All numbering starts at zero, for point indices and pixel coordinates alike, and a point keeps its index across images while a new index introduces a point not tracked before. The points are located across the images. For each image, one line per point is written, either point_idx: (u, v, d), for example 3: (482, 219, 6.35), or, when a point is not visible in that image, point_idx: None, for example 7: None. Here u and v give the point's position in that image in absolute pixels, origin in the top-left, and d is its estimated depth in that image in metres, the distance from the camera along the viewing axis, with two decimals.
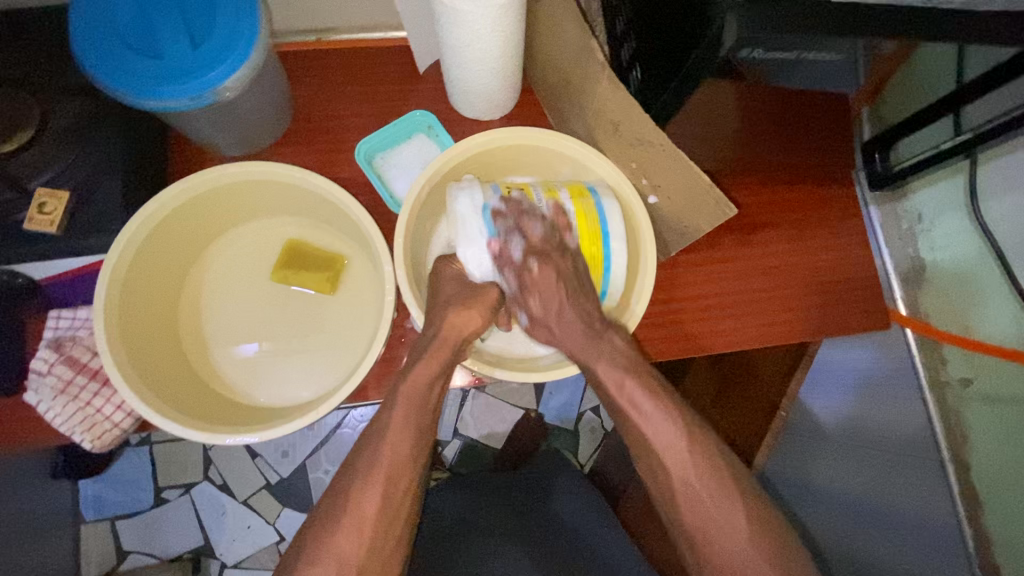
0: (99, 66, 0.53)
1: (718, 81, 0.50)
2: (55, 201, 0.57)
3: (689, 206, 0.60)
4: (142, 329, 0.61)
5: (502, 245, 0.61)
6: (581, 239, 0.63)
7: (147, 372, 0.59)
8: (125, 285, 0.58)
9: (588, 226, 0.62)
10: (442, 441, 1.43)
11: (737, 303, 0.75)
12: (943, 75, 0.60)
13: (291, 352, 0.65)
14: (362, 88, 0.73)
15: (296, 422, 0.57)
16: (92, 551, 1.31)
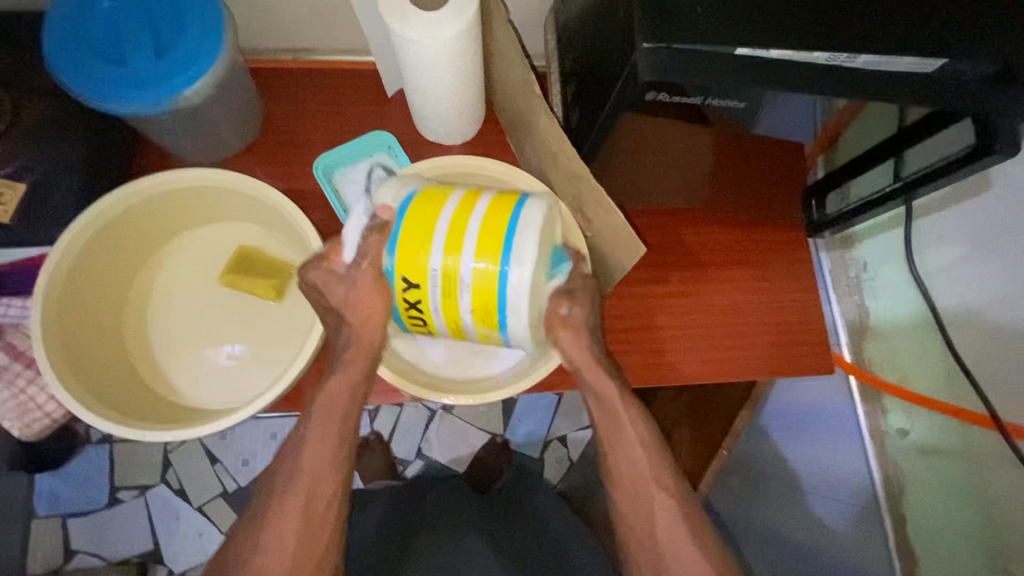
0: (67, 71, 0.56)
1: (637, 115, 0.52)
2: (12, 193, 0.60)
3: (615, 239, 0.61)
4: (82, 326, 0.62)
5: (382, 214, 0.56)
6: (469, 293, 0.52)
7: (81, 368, 0.60)
8: (66, 282, 0.60)
9: (475, 281, 0.52)
10: (405, 460, 1.43)
11: (683, 339, 0.77)
12: (885, 117, 0.57)
13: (231, 356, 0.66)
14: (329, 107, 0.76)
15: (227, 422, 0.59)
16: (41, 547, 1.30)
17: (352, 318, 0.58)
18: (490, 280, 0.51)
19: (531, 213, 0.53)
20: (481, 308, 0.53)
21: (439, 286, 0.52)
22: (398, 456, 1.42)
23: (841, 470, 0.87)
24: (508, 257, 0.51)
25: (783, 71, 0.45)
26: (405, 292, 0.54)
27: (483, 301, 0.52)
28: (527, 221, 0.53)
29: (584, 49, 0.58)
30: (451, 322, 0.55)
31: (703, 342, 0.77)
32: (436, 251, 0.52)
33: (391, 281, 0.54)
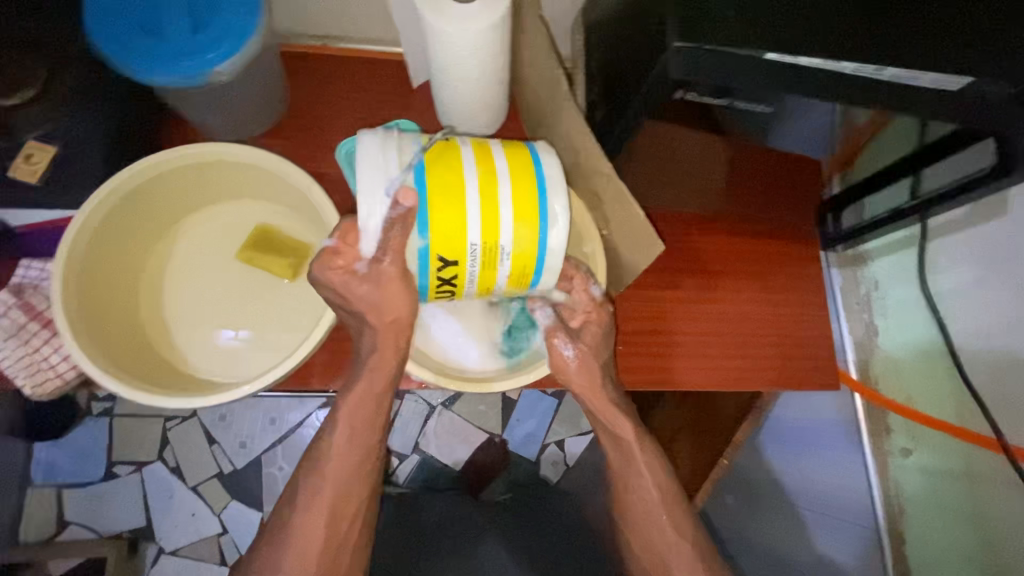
0: (104, 40, 0.57)
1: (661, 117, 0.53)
2: (42, 155, 0.61)
3: (631, 238, 0.61)
4: (101, 288, 0.63)
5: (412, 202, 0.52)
6: (510, 261, 0.56)
7: (98, 330, 0.61)
8: (90, 244, 0.61)
9: (516, 251, 0.56)
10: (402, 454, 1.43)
11: (689, 344, 0.77)
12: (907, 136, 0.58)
13: (244, 330, 0.67)
14: (355, 95, 0.77)
15: (234, 395, 0.59)
16: (34, 515, 1.30)
17: (366, 303, 0.59)
18: (529, 244, 0.56)
19: (551, 170, 0.57)
20: (521, 272, 0.58)
21: (480, 258, 0.55)
22: (394, 450, 1.42)
23: (844, 490, 0.87)
24: (546, 220, 0.55)
25: (815, 79, 0.46)
26: (441, 271, 0.56)
27: (522, 263, 0.57)
28: (550, 181, 0.56)
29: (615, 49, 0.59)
30: (485, 286, 0.59)
31: (708, 350, 0.77)
32: (475, 227, 0.54)
33: (426, 262, 0.55)
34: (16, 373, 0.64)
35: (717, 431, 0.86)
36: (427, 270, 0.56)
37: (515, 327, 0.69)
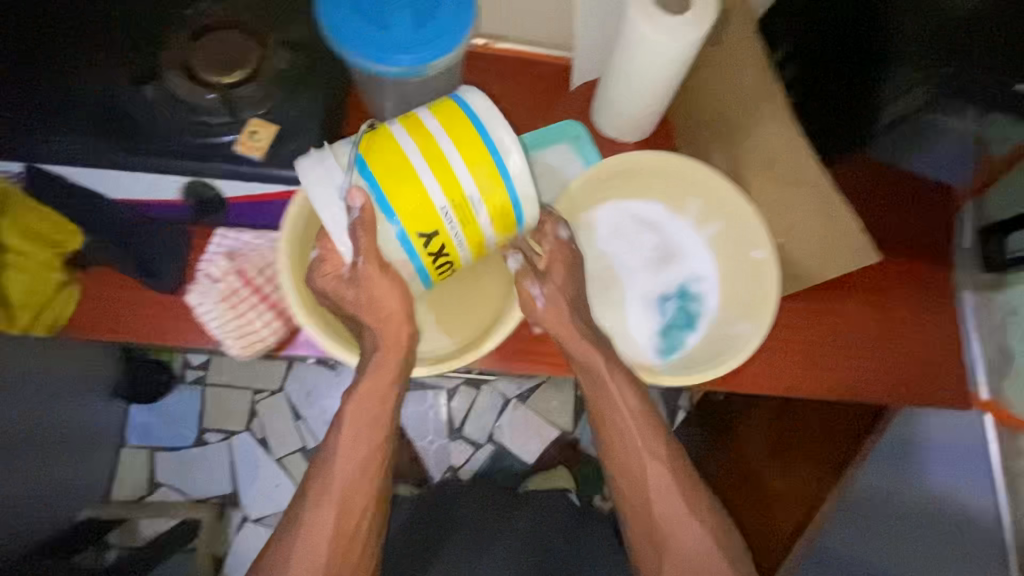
0: (337, 29, 0.61)
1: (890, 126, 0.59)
2: (265, 132, 0.64)
3: (823, 247, 0.63)
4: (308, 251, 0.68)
5: (359, 198, 0.54)
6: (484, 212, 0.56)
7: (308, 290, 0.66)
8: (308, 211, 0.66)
9: (458, 199, 0.55)
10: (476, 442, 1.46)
11: (830, 357, 0.78)
12: None
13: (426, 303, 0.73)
14: (520, 93, 0.80)
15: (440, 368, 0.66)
16: (128, 474, 1.35)
17: (551, 292, 0.62)
18: (490, 186, 0.55)
19: (477, 100, 0.56)
20: (497, 224, 0.58)
21: (455, 220, 0.56)
22: (469, 437, 1.46)
23: (972, 510, 0.85)
24: (495, 151, 0.54)
25: None
26: (427, 245, 0.57)
27: (500, 211, 0.57)
28: (489, 123, 0.55)
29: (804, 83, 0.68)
30: (500, 232, 0.59)
31: (832, 360, 0.78)
32: (436, 193, 0.54)
33: (411, 244, 0.56)
34: (229, 334, 0.65)
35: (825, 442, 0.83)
36: (428, 240, 0.56)
37: (672, 325, 0.73)
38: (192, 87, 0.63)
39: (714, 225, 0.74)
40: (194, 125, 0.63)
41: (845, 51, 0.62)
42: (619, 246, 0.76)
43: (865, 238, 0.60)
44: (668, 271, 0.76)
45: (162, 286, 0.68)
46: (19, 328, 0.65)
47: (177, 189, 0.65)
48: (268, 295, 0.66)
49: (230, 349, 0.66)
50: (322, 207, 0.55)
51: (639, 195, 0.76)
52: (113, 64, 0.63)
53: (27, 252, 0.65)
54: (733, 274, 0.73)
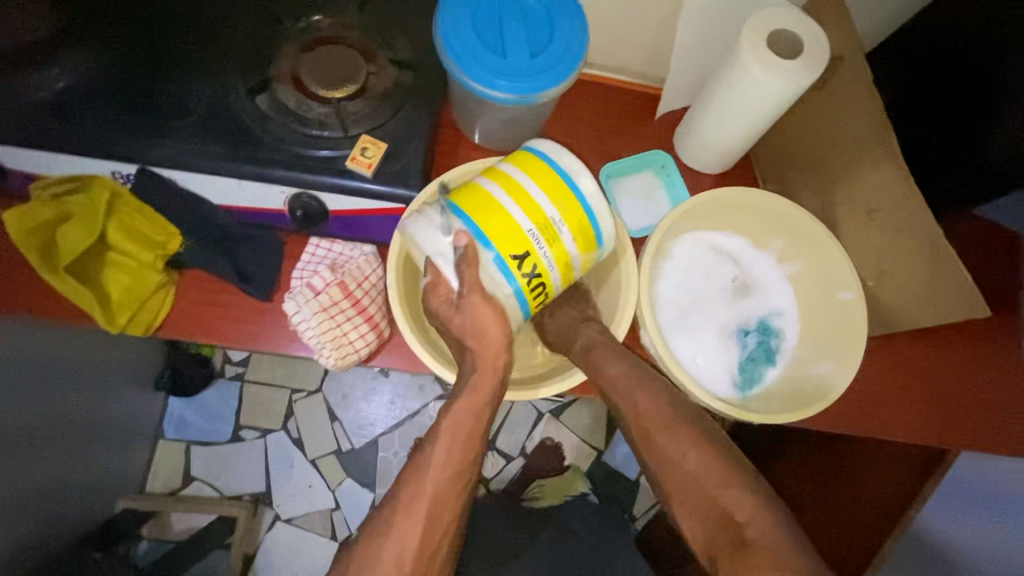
0: (454, 55, 0.63)
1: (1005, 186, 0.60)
2: (376, 150, 0.64)
3: (925, 295, 0.63)
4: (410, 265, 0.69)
5: (460, 235, 0.54)
6: (569, 228, 0.56)
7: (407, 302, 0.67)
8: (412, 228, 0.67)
9: (544, 219, 0.55)
10: (505, 457, 1.36)
11: (905, 400, 0.76)
12: None
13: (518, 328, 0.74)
14: (609, 120, 0.81)
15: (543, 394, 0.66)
16: (162, 466, 1.33)
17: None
18: (573, 207, 0.56)
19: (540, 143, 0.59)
20: (582, 244, 0.57)
21: (543, 240, 0.55)
22: (502, 450, 1.36)
23: None
24: (568, 176, 0.56)
25: None
26: (522, 271, 0.55)
27: (582, 225, 0.57)
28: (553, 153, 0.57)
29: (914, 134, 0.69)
30: (584, 252, 0.58)
31: (893, 402, 0.76)
32: (523, 219, 0.55)
33: (507, 270, 0.55)
34: (325, 346, 0.66)
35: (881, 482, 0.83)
36: (521, 267, 0.55)
37: (753, 358, 0.73)
38: (306, 102, 0.65)
39: (798, 263, 0.75)
40: (307, 138, 0.64)
41: (956, 104, 0.64)
42: (700, 276, 0.76)
43: (976, 293, 0.58)
44: (748, 304, 0.76)
45: (256, 292, 0.69)
46: (113, 326, 0.65)
47: (284, 200, 0.66)
48: (365, 307, 0.68)
49: (324, 360, 0.67)
50: (424, 245, 0.55)
51: (724, 229, 0.77)
52: (230, 76, 0.66)
53: (130, 250, 0.65)
54: (816, 313, 0.73)
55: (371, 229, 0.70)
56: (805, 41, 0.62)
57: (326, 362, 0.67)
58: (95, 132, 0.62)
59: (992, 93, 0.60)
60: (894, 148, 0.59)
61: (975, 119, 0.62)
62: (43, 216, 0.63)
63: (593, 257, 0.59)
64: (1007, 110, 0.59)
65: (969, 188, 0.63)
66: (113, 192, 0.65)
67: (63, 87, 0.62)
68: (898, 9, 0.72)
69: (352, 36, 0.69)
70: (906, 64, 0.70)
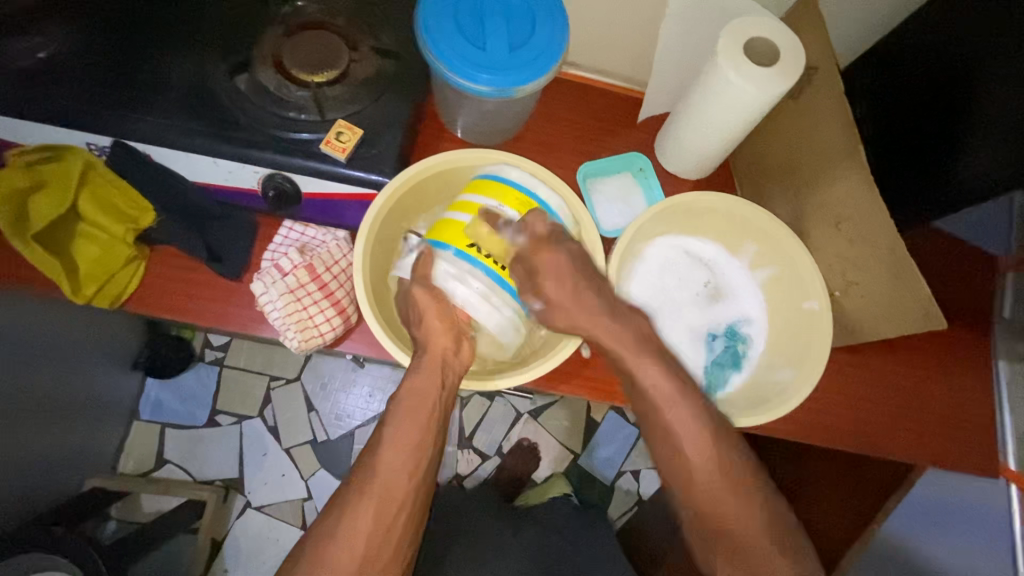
0: (433, 45, 0.63)
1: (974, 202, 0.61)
2: (351, 135, 0.65)
3: (889, 307, 0.63)
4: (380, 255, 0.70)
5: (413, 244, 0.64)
6: (508, 207, 0.63)
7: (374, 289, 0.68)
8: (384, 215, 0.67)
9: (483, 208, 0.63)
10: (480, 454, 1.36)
11: (869, 412, 0.77)
12: None
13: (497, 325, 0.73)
14: (592, 120, 0.82)
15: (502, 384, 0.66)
16: (134, 448, 1.32)
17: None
18: (505, 192, 0.63)
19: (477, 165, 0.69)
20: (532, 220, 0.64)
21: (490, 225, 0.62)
22: (478, 449, 1.35)
23: None
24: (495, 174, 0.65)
25: None
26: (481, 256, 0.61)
27: (520, 202, 0.63)
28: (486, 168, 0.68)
29: (887, 148, 0.70)
30: None
31: (856, 414, 0.77)
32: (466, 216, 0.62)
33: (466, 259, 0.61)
34: (289, 328, 0.66)
35: (845, 494, 0.84)
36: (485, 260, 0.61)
37: (719, 363, 0.73)
38: (285, 84, 0.66)
39: (769, 271, 0.75)
40: (284, 120, 0.64)
41: (928, 122, 0.64)
42: (672, 279, 0.76)
43: (935, 306, 0.59)
44: (718, 309, 0.76)
45: (226, 271, 0.69)
46: (79, 297, 0.65)
47: (257, 180, 0.66)
48: (333, 291, 0.68)
49: (288, 342, 0.67)
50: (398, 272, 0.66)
51: (699, 234, 0.77)
52: (211, 56, 0.66)
53: (102, 222, 0.65)
54: (784, 322, 0.74)
55: (344, 214, 0.71)
56: (782, 50, 0.62)
57: (291, 345, 0.67)
58: (71, 102, 0.62)
59: (964, 111, 0.61)
60: (864, 160, 0.59)
61: (946, 138, 0.63)
62: (17, 184, 0.62)
63: (550, 231, 0.65)
64: (976, 132, 0.60)
65: (940, 203, 0.64)
66: (87, 164, 0.65)
67: (43, 57, 0.63)
68: (877, 25, 0.72)
69: (337, 23, 0.70)
70: (882, 80, 0.71)
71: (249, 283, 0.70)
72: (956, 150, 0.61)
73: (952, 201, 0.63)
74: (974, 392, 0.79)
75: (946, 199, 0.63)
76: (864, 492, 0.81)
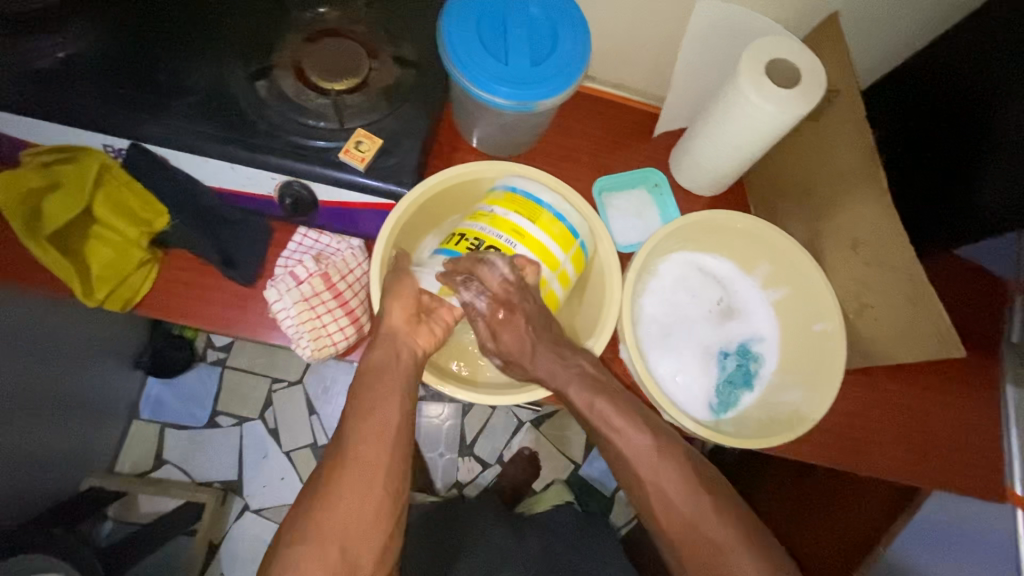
0: (456, 56, 0.63)
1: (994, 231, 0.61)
2: (370, 144, 0.64)
3: (908, 332, 0.63)
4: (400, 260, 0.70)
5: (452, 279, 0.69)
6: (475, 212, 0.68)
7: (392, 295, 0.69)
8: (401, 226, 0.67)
9: None
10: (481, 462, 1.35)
11: (875, 432, 0.77)
12: None
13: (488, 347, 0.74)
14: (607, 133, 0.82)
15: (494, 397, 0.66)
16: (134, 447, 1.31)
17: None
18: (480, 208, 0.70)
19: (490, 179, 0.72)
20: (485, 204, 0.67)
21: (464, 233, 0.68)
22: (479, 457, 1.35)
23: None
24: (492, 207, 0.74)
25: None
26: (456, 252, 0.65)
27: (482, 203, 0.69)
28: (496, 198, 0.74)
29: (904, 172, 0.70)
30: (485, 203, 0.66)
31: (865, 437, 0.76)
32: None
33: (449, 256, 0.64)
34: (302, 336, 0.66)
35: (852, 513, 0.84)
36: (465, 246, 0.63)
37: (731, 381, 0.73)
38: (305, 91, 0.65)
39: (783, 290, 0.75)
40: (302, 127, 0.64)
41: (946, 147, 0.65)
42: (685, 295, 0.76)
43: (951, 332, 0.58)
44: (731, 327, 0.76)
45: (239, 277, 0.68)
46: (91, 299, 0.64)
47: (274, 186, 0.66)
48: (347, 300, 0.68)
49: (301, 350, 0.66)
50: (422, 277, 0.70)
51: (714, 251, 0.77)
52: (230, 61, 0.66)
53: (116, 225, 0.65)
54: (796, 341, 0.74)
55: (359, 222, 0.70)
56: (803, 72, 0.62)
57: (303, 352, 0.67)
58: (90, 104, 0.62)
59: (983, 139, 0.61)
60: (884, 185, 0.59)
61: (965, 165, 0.63)
62: (32, 184, 0.62)
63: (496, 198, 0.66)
64: (995, 160, 0.60)
65: (957, 230, 0.64)
66: (103, 165, 0.64)
67: (62, 58, 0.62)
68: (895, 49, 0.73)
69: (358, 32, 0.69)
70: (900, 104, 0.71)
71: (261, 289, 0.70)
72: (976, 177, 0.62)
73: (970, 229, 0.63)
74: (981, 414, 0.79)
75: (963, 225, 0.63)
76: (868, 513, 0.81)
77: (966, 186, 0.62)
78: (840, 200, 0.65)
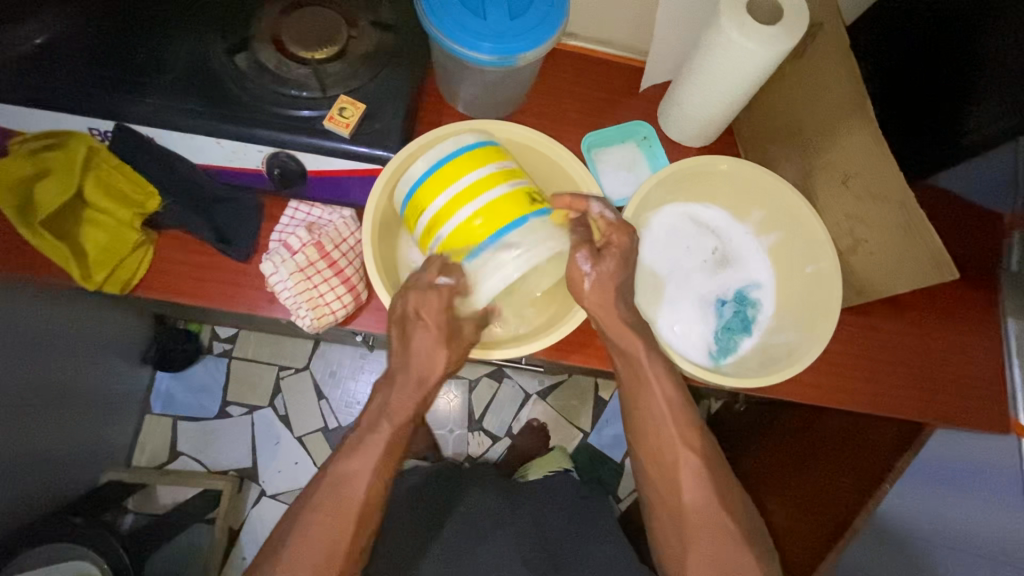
0: (435, 14, 0.62)
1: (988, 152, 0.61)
2: (354, 110, 0.64)
3: (901, 260, 0.63)
4: (389, 226, 0.71)
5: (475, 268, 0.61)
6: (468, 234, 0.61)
7: (386, 262, 0.69)
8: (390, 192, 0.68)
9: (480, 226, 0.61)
10: (491, 436, 1.37)
11: (875, 370, 0.77)
12: None
13: None
14: (593, 90, 0.81)
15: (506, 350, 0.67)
16: (148, 441, 1.33)
17: (604, 278, 0.63)
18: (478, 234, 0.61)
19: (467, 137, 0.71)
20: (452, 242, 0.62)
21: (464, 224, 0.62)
22: (488, 431, 1.36)
23: None
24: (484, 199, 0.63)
25: None
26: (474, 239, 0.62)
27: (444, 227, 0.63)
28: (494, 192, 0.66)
29: (895, 107, 0.70)
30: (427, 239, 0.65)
31: (866, 375, 0.77)
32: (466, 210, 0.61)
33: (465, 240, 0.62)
34: (301, 306, 0.66)
35: (857, 454, 0.85)
36: (480, 232, 0.61)
37: (730, 328, 0.74)
38: (285, 62, 0.65)
39: (774, 235, 0.75)
40: (284, 99, 0.64)
41: (939, 77, 0.64)
42: (679, 246, 0.76)
43: (946, 256, 0.59)
44: (727, 276, 0.76)
45: (234, 253, 0.69)
46: (90, 283, 0.65)
47: (262, 159, 0.66)
48: (342, 268, 0.68)
49: (301, 320, 0.67)
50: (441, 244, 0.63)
51: (703, 200, 0.77)
52: (209, 36, 0.66)
53: (108, 207, 0.65)
54: (793, 285, 0.74)
55: (349, 191, 0.71)
56: (784, 8, 0.61)
57: (304, 323, 0.67)
58: (75, 86, 0.62)
59: (969, 63, 0.61)
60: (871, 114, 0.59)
61: (958, 92, 0.62)
62: (20, 174, 0.62)
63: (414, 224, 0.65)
64: (987, 84, 0.60)
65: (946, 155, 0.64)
66: (90, 149, 0.64)
67: (41, 44, 0.62)
68: None
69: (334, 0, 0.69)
70: (885, 39, 0.71)
71: (256, 264, 0.70)
72: (964, 103, 0.62)
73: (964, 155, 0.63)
74: (980, 347, 0.79)
75: (960, 153, 0.63)
76: (875, 454, 0.82)
77: (960, 114, 0.62)
78: (832, 136, 0.65)
